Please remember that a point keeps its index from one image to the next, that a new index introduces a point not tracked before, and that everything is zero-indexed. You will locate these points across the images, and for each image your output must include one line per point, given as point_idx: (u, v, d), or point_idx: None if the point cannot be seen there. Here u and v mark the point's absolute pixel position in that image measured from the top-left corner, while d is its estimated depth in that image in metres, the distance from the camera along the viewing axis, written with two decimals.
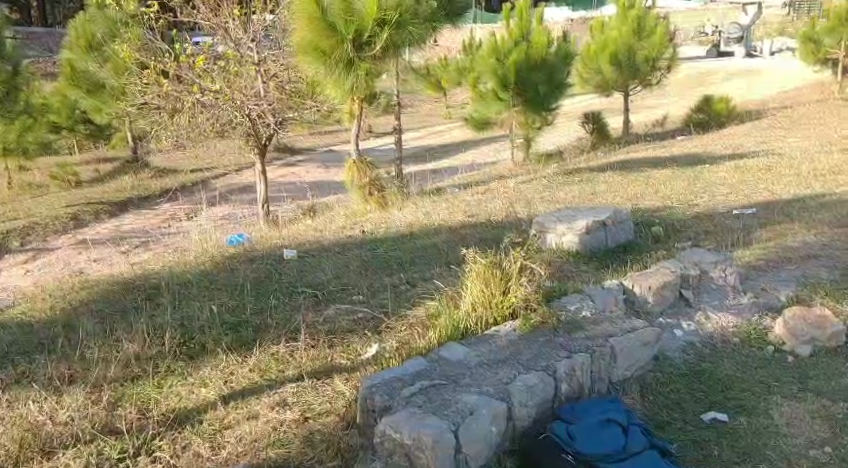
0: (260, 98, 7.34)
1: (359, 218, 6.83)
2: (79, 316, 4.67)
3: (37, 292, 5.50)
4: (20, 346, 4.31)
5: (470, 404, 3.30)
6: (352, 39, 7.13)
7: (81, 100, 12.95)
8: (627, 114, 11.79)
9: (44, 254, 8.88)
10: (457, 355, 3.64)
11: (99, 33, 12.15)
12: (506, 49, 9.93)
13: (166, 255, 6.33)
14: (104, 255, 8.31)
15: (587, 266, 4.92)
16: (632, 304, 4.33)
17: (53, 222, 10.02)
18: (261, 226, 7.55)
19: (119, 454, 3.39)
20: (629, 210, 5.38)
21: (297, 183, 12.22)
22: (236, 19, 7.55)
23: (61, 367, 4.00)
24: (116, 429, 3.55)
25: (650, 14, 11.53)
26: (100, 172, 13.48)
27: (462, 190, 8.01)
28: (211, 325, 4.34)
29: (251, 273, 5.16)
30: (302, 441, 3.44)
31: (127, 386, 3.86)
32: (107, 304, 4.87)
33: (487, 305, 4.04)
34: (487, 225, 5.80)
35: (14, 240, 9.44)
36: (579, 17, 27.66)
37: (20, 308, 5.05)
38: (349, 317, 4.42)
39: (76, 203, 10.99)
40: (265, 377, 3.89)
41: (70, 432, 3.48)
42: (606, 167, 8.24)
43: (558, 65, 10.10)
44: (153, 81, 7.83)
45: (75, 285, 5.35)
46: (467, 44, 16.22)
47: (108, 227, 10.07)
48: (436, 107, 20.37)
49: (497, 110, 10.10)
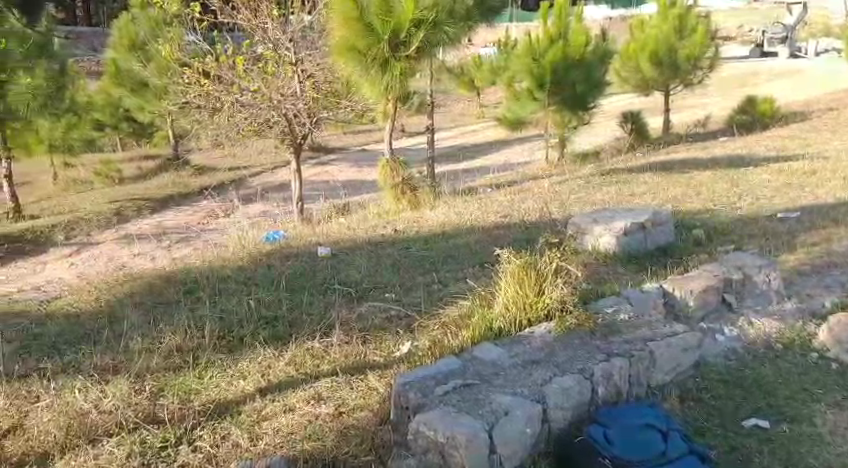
0: (297, 96, 7.38)
1: (392, 217, 6.84)
2: (122, 309, 4.74)
3: (80, 285, 5.59)
4: (65, 336, 4.38)
5: (503, 404, 3.28)
6: (388, 38, 7.18)
7: (126, 98, 13.17)
8: (666, 115, 11.67)
9: (88, 248, 9.02)
10: (491, 355, 3.63)
11: (141, 33, 12.41)
12: (541, 47, 9.86)
13: (204, 251, 6.39)
14: (143, 250, 8.42)
15: (625, 268, 4.89)
16: (671, 307, 4.30)
17: (96, 219, 10.24)
18: (296, 224, 7.59)
19: (161, 443, 3.41)
20: (669, 212, 5.33)
21: (331, 181, 12.27)
22: (275, 19, 7.53)
23: (106, 357, 4.06)
24: (158, 419, 3.59)
25: (691, 12, 11.40)
26: (141, 170, 13.69)
27: (495, 190, 7.99)
28: (248, 321, 4.38)
29: (286, 270, 5.19)
30: (338, 435, 3.43)
31: (168, 377, 3.90)
32: (147, 296, 4.94)
33: (521, 306, 4.02)
34: (524, 225, 5.78)
35: (59, 234, 9.64)
36: (619, 15, 27.41)
37: (66, 299, 5.15)
38: (382, 314, 4.42)
39: (118, 199, 11.16)
40: (301, 371, 3.91)
41: (114, 420, 3.53)
42: (645, 168, 8.16)
43: (596, 64, 10.01)
44: (194, 81, 7.85)
45: (119, 278, 5.44)
46: (502, 42, 16.18)
47: (150, 223, 10.19)
48: (471, 105, 20.31)
49: (532, 111, 10.06)
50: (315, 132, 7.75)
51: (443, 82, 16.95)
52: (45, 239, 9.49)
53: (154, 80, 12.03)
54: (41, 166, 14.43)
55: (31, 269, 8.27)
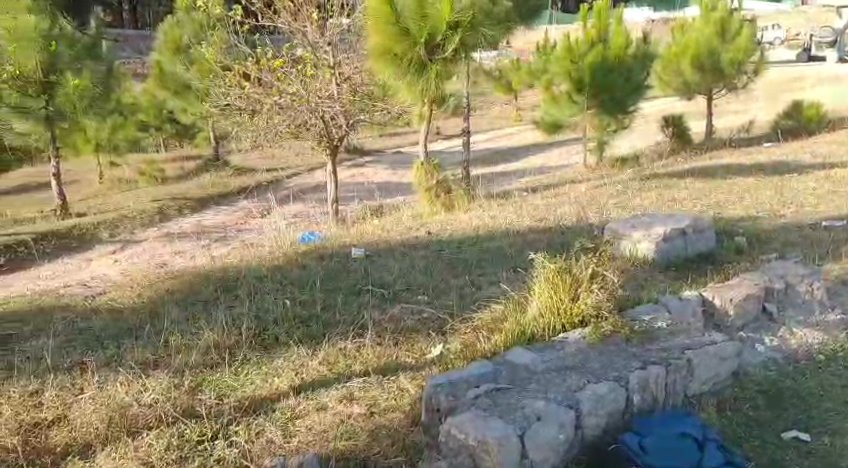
0: (334, 98, 7.41)
1: (427, 219, 6.84)
2: (163, 305, 4.80)
3: (123, 282, 5.68)
4: (108, 330, 4.43)
5: (537, 410, 3.25)
6: (424, 42, 7.28)
7: (170, 101, 13.36)
8: (709, 120, 11.52)
9: (132, 246, 9.14)
10: (525, 359, 3.60)
11: (185, 36, 12.74)
12: (581, 50, 9.83)
13: (241, 250, 6.45)
14: (184, 249, 8.50)
15: (664, 275, 4.84)
16: (710, 317, 4.23)
17: (140, 217, 10.35)
18: (331, 226, 7.61)
19: (198, 437, 3.43)
20: (710, 219, 5.27)
21: (367, 183, 12.31)
22: (315, 22, 7.62)
23: (146, 352, 4.10)
24: (195, 413, 3.61)
25: (734, 15, 11.25)
26: (183, 170, 13.85)
27: (531, 194, 7.95)
28: (282, 320, 4.41)
29: (321, 270, 5.21)
30: (369, 436, 3.42)
31: (206, 373, 3.93)
32: (185, 293, 5.01)
33: (555, 312, 4.00)
34: (560, 229, 5.74)
35: (104, 232, 9.80)
36: (660, 19, 27.16)
37: (109, 295, 5.23)
38: (415, 316, 4.42)
39: (161, 199, 11.29)
40: (334, 371, 3.91)
41: (154, 413, 3.56)
42: (686, 173, 8.07)
43: (636, 69, 9.91)
44: (236, 84, 7.88)
45: (160, 276, 5.51)
46: (541, 45, 16.12)
47: (190, 222, 10.29)
48: (509, 108, 20.26)
49: (570, 113, 10.04)
50: (352, 134, 7.73)
51: (480, 85, 16.94)
52: (90, 237, 9.65)
53: (196, 82, 12.20)
54: (87, 166, 14.71)
55: (77, 265, 8.40)
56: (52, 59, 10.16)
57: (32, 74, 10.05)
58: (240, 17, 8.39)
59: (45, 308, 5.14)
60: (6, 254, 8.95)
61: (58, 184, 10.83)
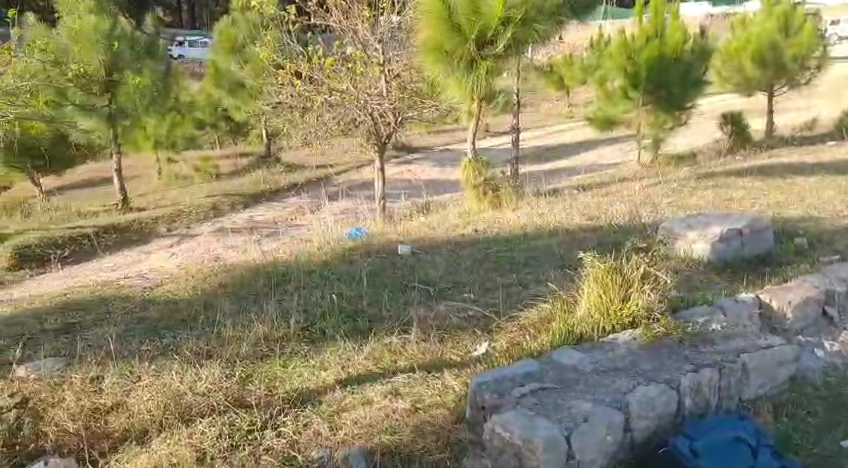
0: (382, 96, 7.42)
1: (475, 217, 6.82)
2: (216, 298, 4.88)
3: (179, 275, 5.79)
4: (166, 322, 4.54)
5: (584, 410, 3.21)
6: (475, 38, 7.29)
7: (224, 99, 13.58)
8: (769, 117, 11.29)
9: (188, 240, 9.30)
10: (572, 359, 3.56)
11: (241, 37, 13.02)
12: (637, 46, 9.79)
13: (290, 245, 6.51)
14: (236, 243, 8.62)
15: (719, 276, 4.76)
16: (768, 320, 4.13)
17: (194, 212, 10.50)
18: (377, 222, 7.63)
19: (248, 426, 3.45)
20: (768, 219, 5.15)
21: (414, 180, 12.31)
22: (366, 20, 7.59)
23: (199, 342, 4.17)
24: (246, 403, 3.64)
25: (798, 9, 10.96)
26: (236, 167, 14.03)
27: (580, 192, 7.87)
28: (328, 315, 4.44)
29: (367, 267, 5.22)
30: (414, 431, 3.42)
31: (255, 364, 3.97)
32: (237, 287, 5.08)
33: (604, 312, 3.96)
34: (610, 227, 5.68)
35: (162, 226, 10.00)
36: (718, 14, 26.67)
37: (165, 288, 5.34)
38: (460, 314, 4.40)
39: (214, 195, 11.43)
40: (379, 366, 3.92)
41: (206, 402, 3.61)
42: (742, 173, 7.91)
43: (694, 64, 9.76)
44: (288, 81, 7.96)
45: (214, 270, 5.60)
46: (593, 43, 15.98)
47: (243, 218, 10.41)
48: (560, 105, 20.11)
49: (624, 109, 9.95)
50: (399, 131, 7.76)
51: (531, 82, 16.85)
52: (149, 231, 9.86)
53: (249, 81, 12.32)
54: (149, 161, 14.98)
55: (135, 258, 8.59)
56: (114, 59, 10.91)
57: (97, 74, 10.79)
58: (292, 16, 8.50)
59: (107, 298, 5.27)
60: (71, 245, 9.25)
61: (120, 179, 11.08)
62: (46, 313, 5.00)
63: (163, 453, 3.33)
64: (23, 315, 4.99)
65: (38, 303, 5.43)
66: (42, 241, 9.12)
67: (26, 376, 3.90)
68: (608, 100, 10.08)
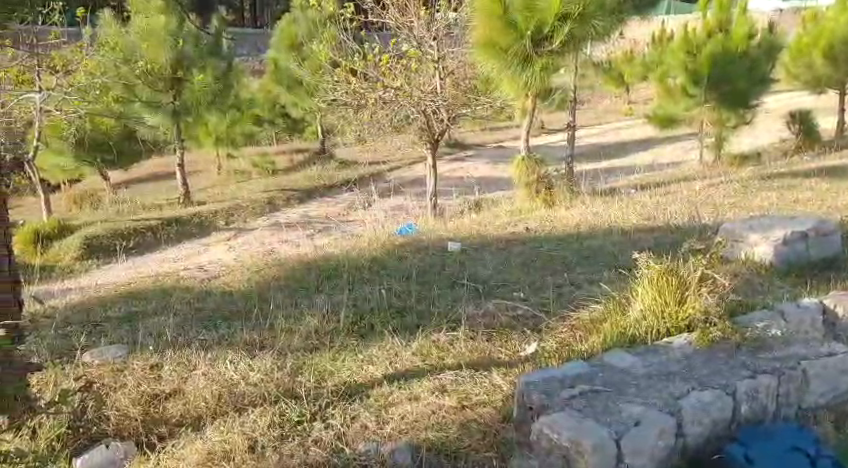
0: (436, 93, 7.42)
1: (525, 215, 6.78)
2: (270, 290, 4.94)
3: (236, 267, 5.87)
4: (222, 312, 4.61)
5: (634, 415, 3.15)
6: (531, 35, 7.23)
7: (283, 96, 13.78)
8: (839, 117, 10.99)
9: (244, 233, 9.43)
10: (624, 362, 3.51)
11: (299, 34, 12.89)
12: (699, 40, 9.63)
13: (343, 241, 6.54)
14: (289, 238, 8.70)
15: (781, 281, 4.64)
16: (832, 325, 4.03)
17: (250, 206, 10.63)
18: (428, 219, 7.64)
19: (298, 417, 3.48)
20: (836, 222, 5.03)
21: (466, 178, 12.28)
22: (422, 17, 7.55)
23: (253, 334, 4.21)
24: (296, 394, 3.67)
25: None
26: (292, 162, 14.16)
27: (636, 192, 7.76)
28: (377, 308, 4.47)
29: (417, 263, 5.22)
30: (460, 428, 3.40)
31: (306, 356, 4.00)
32: (290, 280, 5.13)
33: (658, 315, 3.89)
34: (668, 228, 5.59)
35: (220, 220, 10.16)
36: (786, 8, 26.01)
37: (221, 280, 5.44)
38: (510, 313, 4.37)
39: (270, 189, 11.56)
40: (426, 362, 3.91)
41: (258, 392, 3.64)
42: (809, 174, 7.73)
43: (759, 62, 9.57)
44: (343, 79, 7.90)
45: (268, 262, 5.69)
46: (655, 41, 15.77)
47: (297, 212, 10.49)
48: (618, 103, 19.86)
49: (685, 107, 9.81)
50: (453, 127, 7.78)
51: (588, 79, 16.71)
52: (207, 223, 10.03)
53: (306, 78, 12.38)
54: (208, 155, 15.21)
55: (195, 251, 8.74)
56: (180, 56, 11.15)
57: (163, 71, 11.03)
58: (350, 14, 8.56)
59: (167, 289, 5.38)
60: (136, 235, 9.48)
61: (183, 173, 11.26)
62: (109, 301, 5.13)
63: (216, 438, 3.36)
64: (89, 304, 5.13)
65: (101, 292, 5.57)
66: (109, 232, 9.34)
67: (90, 361, 4.00)
68: (669, 98, 9.99)
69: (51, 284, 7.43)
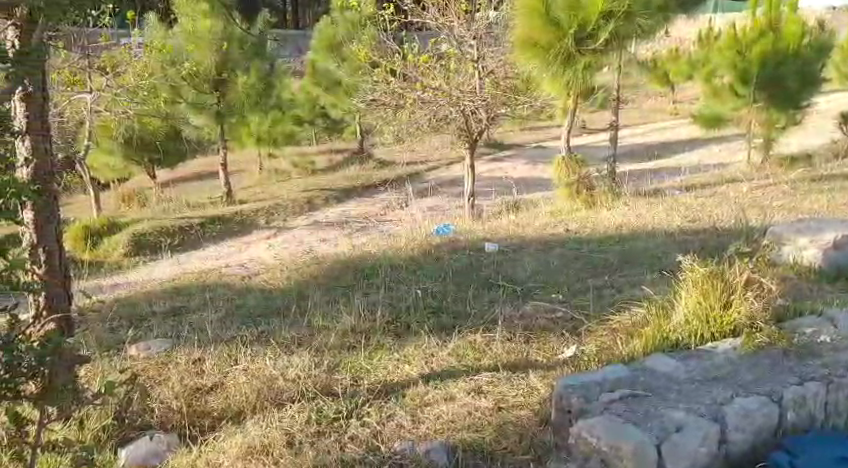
0: (476, 93, 7.36)
1: (565, 216, 6.76)
2: (309, 288, 4.97)
3: (276, 265, 5.92)
4: (262, 308, 4.65)
5: (676, 420, 3.09)
6: (574, 33, 7.19)
7: (323, 97, 13.86)
8: None
9: (284, 232, 9.48)
10: (665, 367, 3.46)
11: (339, 35, 12.94)
12: (748, 40, 9.42)
13: (380, 240, 6.56)
14: (328, 237, 8.73)
15: (831, 285, 4.54)
16: None
17: (290, 205, 10.70)
18: (465, 220, 7.63)
19: (334, 414, 3.49)
20: None
21: (504, 178, 12.23)
22: (462, 16, 7.52)
23: (293, 331, 4.24)
24: (333, 391, 3.68)
25: None
26: (331, 163, 14.23)
27: (680, 193, 7.68)
28: (413, 307, 4.47)
29: (454, 264, 5.21)
30: (496, 430, 3.37)
31: (343, 353, 4.01)
32: (327, 278, 5.15)
33: (703, 319, 3.83)
34: (711, 230, 5.53)
35: (261, 219, 10.22)
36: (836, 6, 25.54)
37: (261, 277, 5.49)
38: (548, 315, 4.34)
39: (310, 188, 11.63)
40: (463, 362, 3.90)
41: (296, 388, 3.66)
42: None
43: (810, 61, 9.36)
44: (382, 80, 8.05)
45: (307, 261, 5.72)
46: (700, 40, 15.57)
47: (336, 212, 10.53)
48: (660, 104, 19.66)
49: (734, 107, 9.70)
50: (492, 127, 7.75)
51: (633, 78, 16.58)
52: (248, 222, 10.10)
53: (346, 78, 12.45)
54: (249, 154, 15.36)
55: (236, 249, 8.82)
56: (225, 57, 11.24)
57: (208, 73, 11.17)
58: (390, 14, 8.58)
59: (209, 285, 5.44)
60: (181, 232, 9.60)
61: (226, 172, 11.35)
62: (155, 296, 5.20)
63: (255, 432, 3.37)
64: (134, 299, 5.21)
65: (146, 288, 5.66)
66: (155, 228, 9.46)
67: (136, 354, 4.06)
68: (717, 99, 9.85)
69: (97, 279, 7.53)
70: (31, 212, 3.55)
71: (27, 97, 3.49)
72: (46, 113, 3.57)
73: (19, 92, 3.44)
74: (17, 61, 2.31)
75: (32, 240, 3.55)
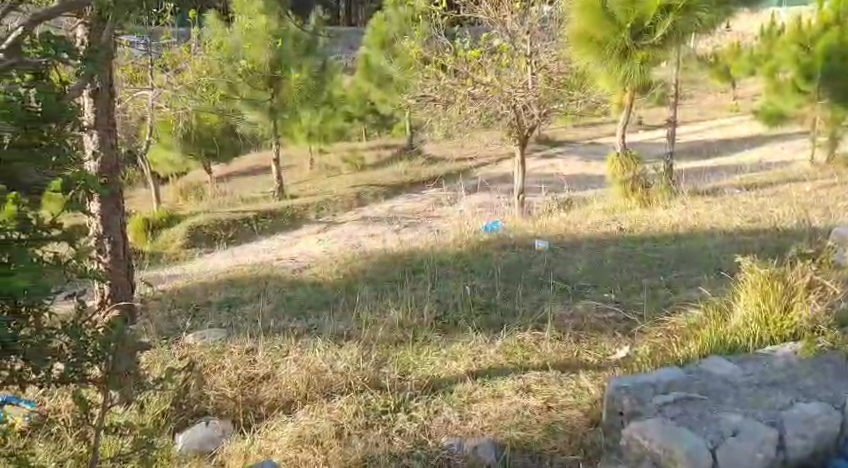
0: (527, 89, 7.32)
1: (618, 214, 6.68)
2: (358, 283, 4.99)
3: (327, 258, 5.95)
4: (312, 301, 4.68)
5: (732, 425, 3.03)
6: (631, 27, 7.09)
7: (374, 93, 13.90)
8: None
9: (334, 227, 9.55)
10: (722, 369, 3.40)
11: (392, 31, 12.95)
12: (813, 33, 9.38)
13: (428, 236, 6.56)
14: (377, 232, 8.77)
15: None
16: None
17: (340, 200, 10.76)
18: (514, 216, 7.60)
19: (382, 407, 3.51)
20: None
21: (556, 175, 12.14)
22: (516, 12, 7.51)
23: (342, 324, 4.26)
24: (380, 385, 3.69)
25: None
26: (380, 158, 14.26)
27: (739, 192, 7.52)
28: (461, 304, 4.46)
29: (504, 261, 5.18)
30: (545, 429, 3.33)
31: (391, 348, 4.01)
32: (377, 274, 5.15)
33: (763, 322, 3.76)
34: (770, 230, 5.41)
35: (311, 213, 10.31)
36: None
37: (312, 270, 5.53)
38: (600, 315, 4.28)
39: (360, 184, 11.68)
40: (511, 360, 3.87)
41: (346, 380, 3.68)
42: None
43: None
44: (434, 76, 8.06)
45: (358, 255, 5.74)
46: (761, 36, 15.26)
47: (385, 207, 10.55)
48: (718, 101, 19.28)
49: (797, 104, 9.55)
50: (544, 124, 7.68)
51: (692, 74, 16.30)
52: (298, 217, 10.19)
53: (398, 75, 12.48)
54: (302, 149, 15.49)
55: (287, 242, 8.90)
56: (279, 54, 11.37)
57: (263, 69, 11.29)
58: (443, 10, 8.56)
59: (260, 277, 5.50)
60: (236, 226, 9.71)
61: (279, 167, 11.47)
62: (211, 287, 5.27)
63: (305, 423, 3.39)
64: (189, 289, 5.29)
65: (200, 279, 5.74)
66: (210, 222, 9.59)
67: (193, 343, 4.11)
68: (778, 94, 9.75)
69: (157, 270, 7.68)
70: (97, 204, 3.63)
71: (95, 93, 3.57)
72: (112, 109, 3.66)
73: (87, 89, 3.53)
74: (90, 58, 2.25)
75: (98, 231, 3.64)
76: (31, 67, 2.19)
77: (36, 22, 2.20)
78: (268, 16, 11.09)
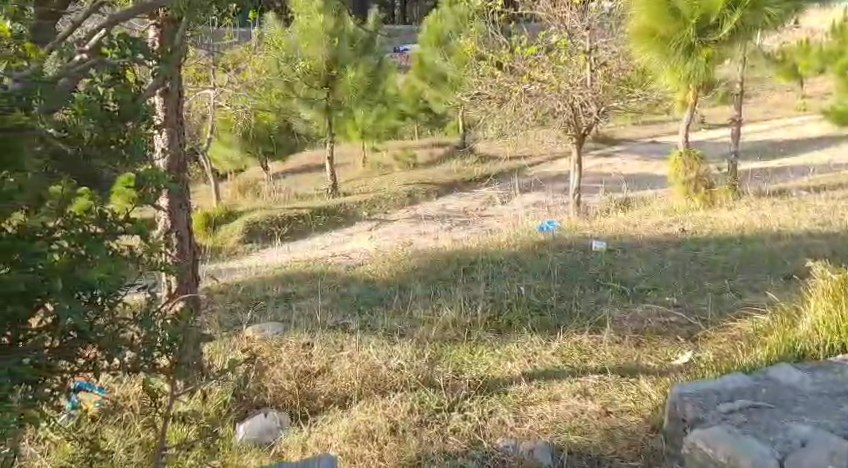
0: (585, 85, 7.27)
1: (676, 215, 6.54)
2: (412, 281, 4.97)
3: (381, 256, 5.95)
4: (367, 299, 4.67)
5: (800, 435, 2.89)
6: (696, 23, 6.92)
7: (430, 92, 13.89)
8: None
9: (386, 225, 9.56)
10: (789, 378, 3.29)
11: (448, 30, 12.93)
12: None
13: (482, 234, 6.52)
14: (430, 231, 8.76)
15: None
16: None
17: (392, 199, 10.77)
18: (569, 215, 7.52)
19: (436, 405, 3.48)
20: None
21: (613, 175, 11.99)
22: (575, 7, 7.50)
23: (396, 322, 4.26)
24: (434, 383, 3.66)
25: None
26: (433, 157, 14.26)
27: (804, 193, 7.32)
28: (516, 304, 4.41)
29: (560, 262, 5.11)
30: (603, 435, 3.27)
31: (445, 347, 3.98)
32: (430, 272, 5.13)
33: (833, 330, 3.62)
34: (840, 235, 5.24)
35: (364, 211, 10.34)
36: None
37: (366, 267, 5.53)
38: (660, 319, 4.20)
39: (413, 182, 11.68)
40: (567, 363, 3.82)
41: (401, 378, 3.67)
42: None
43: None
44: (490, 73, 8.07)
45: (412, 254, 5.71)
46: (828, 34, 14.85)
47: (438, 206, 10.53)
48: (784, 101, 18.82)
49: None
50: (601, 123, 7.63)
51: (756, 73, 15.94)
52: (351, 215, 10.23)
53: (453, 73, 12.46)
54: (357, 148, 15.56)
55: (341, 240, 8.93)
56: (336, 54, 11.45)
57: (319, 69, 11.48)
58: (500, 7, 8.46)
59: (315, 273, 5.52)
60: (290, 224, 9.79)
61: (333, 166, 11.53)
62: (268, 282, 5.31)
63: (362, 418, 3.40)
64: (246, 284, 5.34)
65: (256, 275, 5.79)
66: (266, 218, 9.69)
67: (252, 336, 4.13)
68: None
69: (217, 265, 7.78)
70: (165, 199, 3.69)
71: (165, 93, 3.60)
72: (180, 107, 3.71)
73: (158, 89, 3.55)
74: (165, 59, 2.21)
75: (166, 226, 3.68)
76: (110, 69, 2.12)
77: (113, 22, 2.14)
78: (325, 15, 11.17)
